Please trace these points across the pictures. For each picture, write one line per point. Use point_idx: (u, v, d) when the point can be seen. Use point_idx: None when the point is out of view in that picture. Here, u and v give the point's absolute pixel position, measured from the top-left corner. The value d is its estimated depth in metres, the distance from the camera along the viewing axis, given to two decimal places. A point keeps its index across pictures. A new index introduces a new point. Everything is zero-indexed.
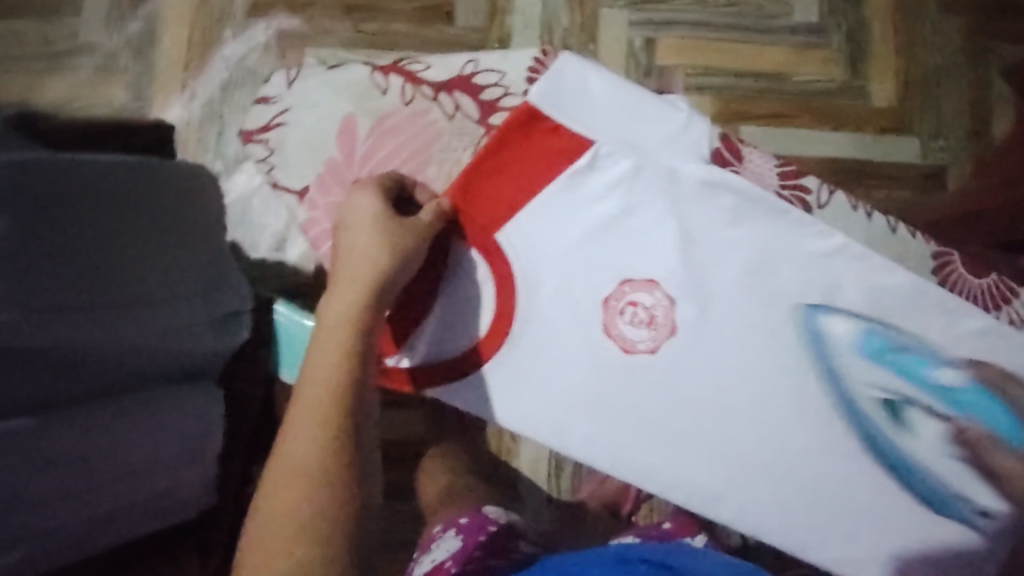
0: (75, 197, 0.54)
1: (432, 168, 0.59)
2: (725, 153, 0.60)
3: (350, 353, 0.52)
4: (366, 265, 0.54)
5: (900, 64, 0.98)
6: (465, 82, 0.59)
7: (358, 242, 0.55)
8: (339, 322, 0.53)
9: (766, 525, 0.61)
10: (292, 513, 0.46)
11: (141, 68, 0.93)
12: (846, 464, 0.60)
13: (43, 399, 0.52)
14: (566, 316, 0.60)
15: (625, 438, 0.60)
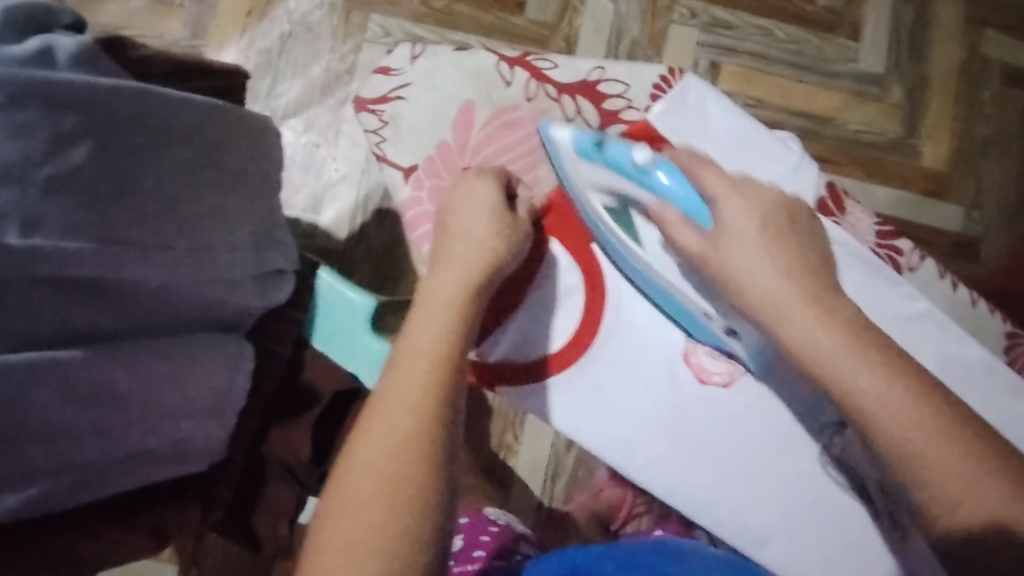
0: (160, 100, 0.41)
1: (544, 168, 0.58)
2: (829, 202, 0.60)
3: (454, 337, 0.46)
4: (477, 246, 0.50)
5: (955, 129, 0.98)
6: (590, 88, 0.59)
7: (472, 222, 0.51)
8: (446, 291, 0.48)
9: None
10: (375, 514, 0.39)
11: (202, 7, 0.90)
12: (895, 532, 0.59)
13: (96, 333, 0.39)
14: (650, 337, 0.59)
15: (687, 465, 0.59)
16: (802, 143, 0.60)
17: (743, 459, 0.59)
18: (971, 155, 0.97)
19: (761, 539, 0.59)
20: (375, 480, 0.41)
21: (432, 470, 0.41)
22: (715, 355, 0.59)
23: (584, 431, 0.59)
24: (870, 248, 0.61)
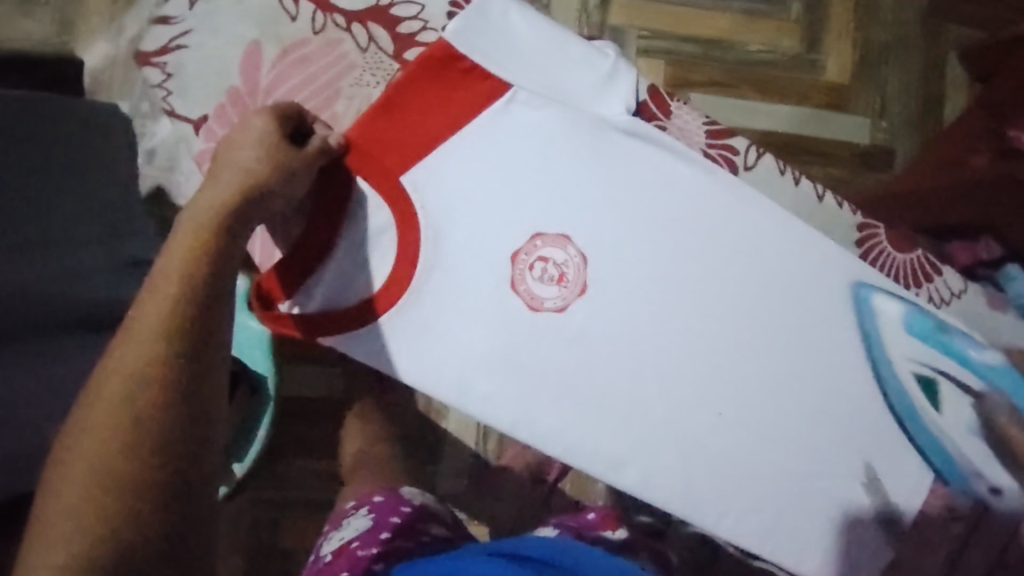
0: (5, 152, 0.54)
1: (340, 104, 0.56)
2: (652, 107, 0.59)
3: (201, 262, 0.44)
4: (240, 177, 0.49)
5: (857, 36, 1.00)
6: (380, 12, 0.55)
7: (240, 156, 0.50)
8: (200, 218, 0.46)
9: (667, 493, 0.59)
10: (100, 454, 0.37)
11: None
12: (738, 435, 0.59)
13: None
14: (475, 266, 0.56)
15: (531, 396, 0.57)
16: (618, 48, 0.57)
17: (585, 383, 0.58)
18: (870, 63, 1.01)
19: (615, 462, 0.58)
20: (102, 417, 0.39)
21: (170, 401, 0.39)
22: (544, 281, 0.57)
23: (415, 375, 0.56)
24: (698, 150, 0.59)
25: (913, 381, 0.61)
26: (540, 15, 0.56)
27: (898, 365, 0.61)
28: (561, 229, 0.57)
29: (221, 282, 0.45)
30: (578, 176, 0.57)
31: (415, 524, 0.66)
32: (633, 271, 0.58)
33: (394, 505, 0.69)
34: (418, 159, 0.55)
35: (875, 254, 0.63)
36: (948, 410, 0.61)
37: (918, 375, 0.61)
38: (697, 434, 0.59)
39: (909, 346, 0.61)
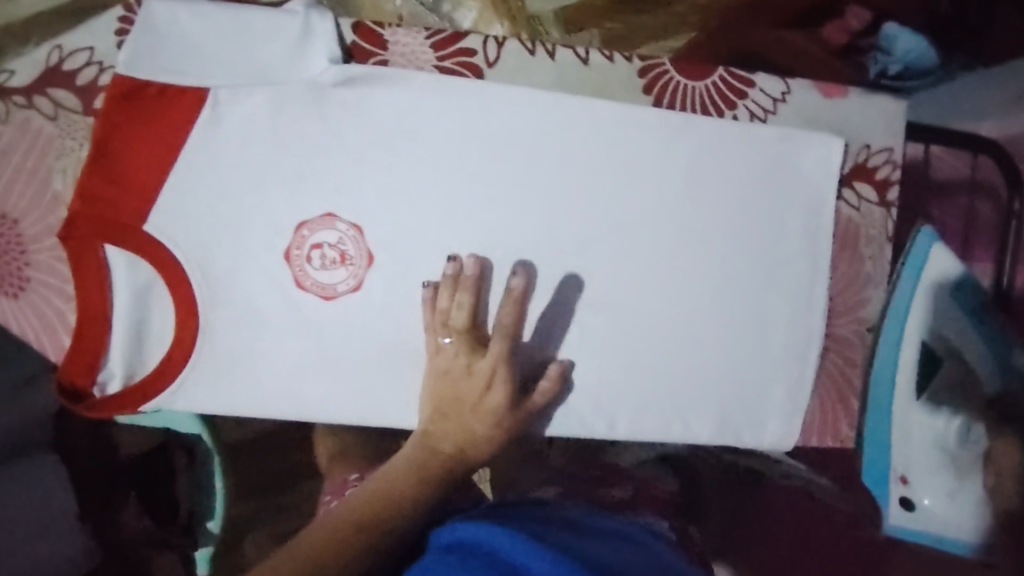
0: None
1: (57, 180, 0.53)
2: (366, 46, 0.54)
3: None
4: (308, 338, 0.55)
5: None
6: (54, 74, 0.53)
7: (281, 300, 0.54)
8: None
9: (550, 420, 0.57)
10: None
11: None
12: (596, 335, 0.57)
13: None
14: (259, 283, 0.54)
15: (369, 380, 0.56)
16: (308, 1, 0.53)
17: (418, 345, 0.56)
18: None
19: None
20: None
21: None
22: (327, 267, 0.54)
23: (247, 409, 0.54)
24: (431, 68, 0.55)
25: (915, 352, 0.57)
26: (208, 5, 0.53)
27: (909, 328, 0.58)
28: (323, 207, 0.54)
29: None
30: (321, 148, 0.54)
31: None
32: (421, 221, 0.55)
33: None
34: (152, 204, 0.53)
35: (667, 95, 0.57)
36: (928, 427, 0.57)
37: (921, 347, 0.57)
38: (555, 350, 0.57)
39: (927, 311, 0.57)
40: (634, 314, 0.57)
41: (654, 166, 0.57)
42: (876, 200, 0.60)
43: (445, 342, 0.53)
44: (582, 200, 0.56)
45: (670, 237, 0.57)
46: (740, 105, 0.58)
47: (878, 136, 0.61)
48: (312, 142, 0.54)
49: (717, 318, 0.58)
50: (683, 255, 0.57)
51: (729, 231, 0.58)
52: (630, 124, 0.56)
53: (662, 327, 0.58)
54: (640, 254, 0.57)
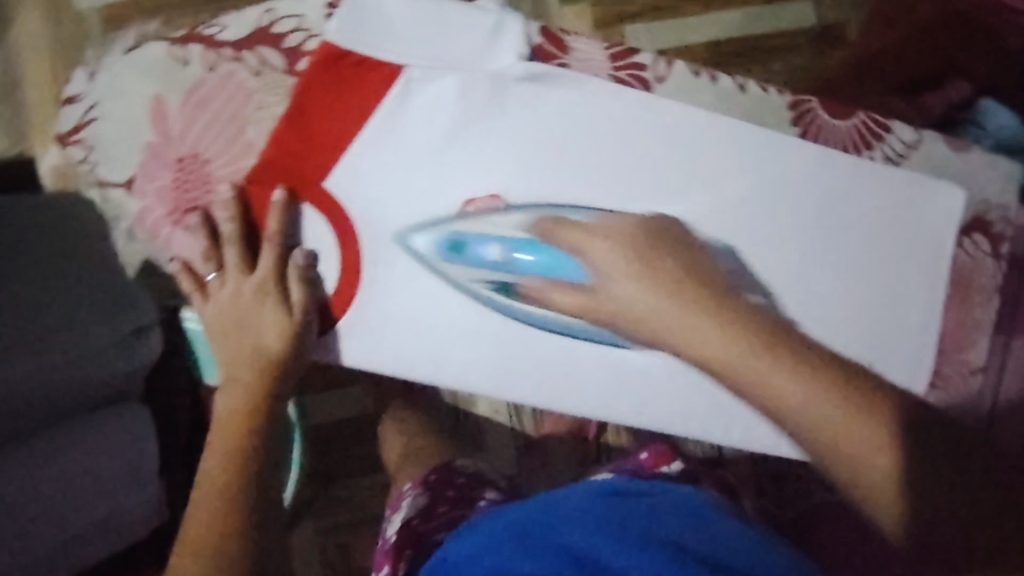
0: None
1: (251, 130, 0.57)
2: (550, 48, 0.59)
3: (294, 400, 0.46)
4: (274, 301, 0.56)
5: None
6: (264, 34, 0.57)
7: (244, 289, 0.57)
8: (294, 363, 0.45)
9: (664, 419, 0.61)
10: None
11: (10, 111, 0.89)
12: None
13: None
14: (424, 250, 0.58)
15: (508, 354, 0.59)
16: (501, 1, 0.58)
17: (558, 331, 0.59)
18: None
19: (606, 397, 0.60)
20: None
21: None
22: None
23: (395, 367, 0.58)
24: (606, 76, 0.59)
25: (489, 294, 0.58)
26: None
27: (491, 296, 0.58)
28: (490, 188, 0.58)
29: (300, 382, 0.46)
30: (496, 134, 0.58)
31: (469, 492, 0.70)
32: (576, 216, 0.58)
33: (448, 477, 0.72)
34: (335, 164, 0.57)
35: (816, 130, 0.62)
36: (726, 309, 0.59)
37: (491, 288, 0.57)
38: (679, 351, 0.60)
39: (462, 270, 0.57)
40: None
41: (798, 192, 0.61)
42: (989, 250, 0.64)
43: (209, 276, 0.58)
44: (726, 213, 0.61)
45: (798, 259, 0.62)
46: (879, 147, 0.62)
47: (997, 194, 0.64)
48: (489, 127, 0.58)
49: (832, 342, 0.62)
50: (807, 278, 0.62)
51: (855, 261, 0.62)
52: (779, 151, 0.60)
53: None
54: (768, 272, 0.61)
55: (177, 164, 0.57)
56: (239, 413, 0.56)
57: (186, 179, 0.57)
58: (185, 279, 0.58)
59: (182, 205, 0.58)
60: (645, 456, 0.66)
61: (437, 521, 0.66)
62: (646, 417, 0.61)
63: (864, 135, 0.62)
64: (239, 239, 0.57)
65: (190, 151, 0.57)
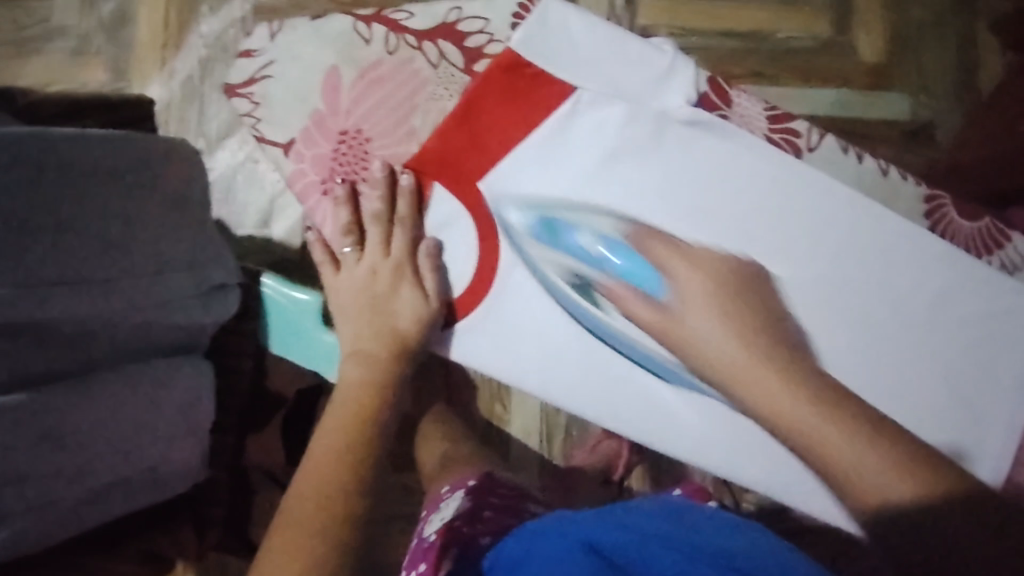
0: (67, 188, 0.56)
1: (417, 118, 0.58)
2: (713, 97, 0.61)
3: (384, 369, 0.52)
4: (409, 286, 0.56)
5: None
6: (448, 30, 0.59)
7: (380, 267, 0.56)
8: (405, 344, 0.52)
9: (755, 474, 0.61)
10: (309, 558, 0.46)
11: (117, 51, 0.86)
12: None
13: (43, 373, 0.56)
14: (557, 265, 0.59)
15: (613, 384, 0.61)
16: (676, 44, 0.60)
17: (668, 371, 0.60)
18: None
19: (706, 443, 0.62)
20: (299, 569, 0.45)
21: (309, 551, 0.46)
22: None
23: (504, 373, 0.61)
24: (761, 135, 0.61)
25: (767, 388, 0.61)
26: (596, 20, 0.60)
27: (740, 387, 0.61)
28: (634, 221, 0.59)
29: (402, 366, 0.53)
30: (649, 171, 0.59)
31: (515, 503, 0.70)
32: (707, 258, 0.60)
33: (495, 483, 0.73)
34: (491, 167, 0.58)
35: (942, 225, 0.63)
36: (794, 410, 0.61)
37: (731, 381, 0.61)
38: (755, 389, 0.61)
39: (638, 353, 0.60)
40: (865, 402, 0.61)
41: (929, 283, 0.61)
42: None
43: (346, 250, 0.57)
44: (853, 289, 0.61)
45: (920, 347, 0.61)
46: (997, 254, 0.63)
47: None
48: (644, 162, 0.59)
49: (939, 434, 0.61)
50: (931, 368, 0.61)
51: (978, 361, 0.61)
52: (915, 239, 0.61)
53: None
54: (886, 355, 0.61)
55: (338, 137, 0.58)
56: (360, 386, 0.55)
57: (345, 152, 0.58)
58: (318, 251, 0.58)
59: (335, 177, 0.58)
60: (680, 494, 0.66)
61: (486, 526, 0.65)
62: (736, 472, 0.62)
63: (988, 239, 0.62)
64: (383, 221, 0.57)
65: (353, 126, 0.58)
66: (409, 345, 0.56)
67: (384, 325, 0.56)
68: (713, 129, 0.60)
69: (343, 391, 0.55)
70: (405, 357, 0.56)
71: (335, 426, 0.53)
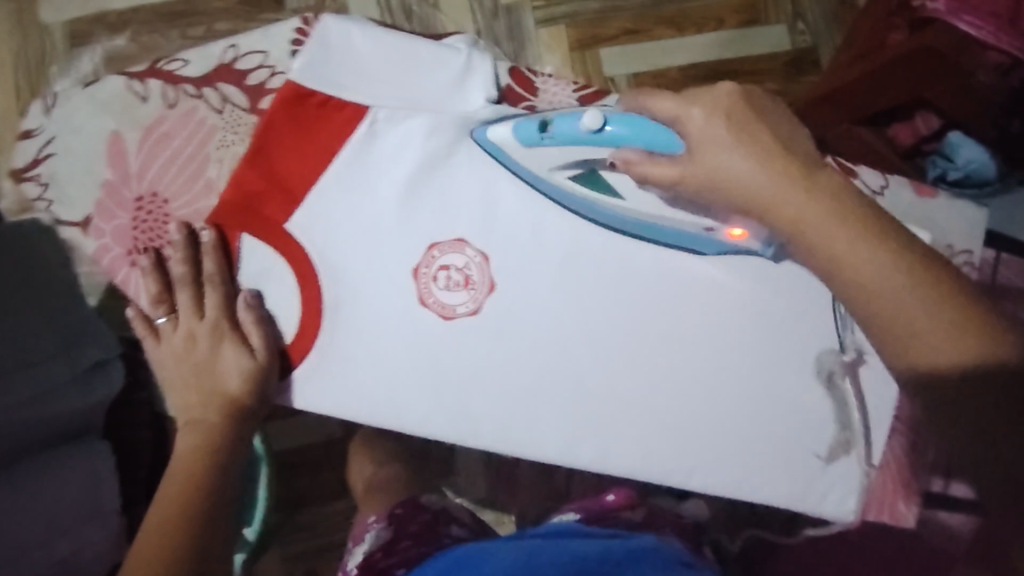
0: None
1: (212, 169, 0.56)
2: (513, 90, 0.61)
3: (213, 433, 0.54)
4: (232, 344, 0.55)
5: None
6: (227, 71, 0.57)
7: (199, 331, 0.55)
8: (221, 401, 0.55)
9: (629, 464, 0.60)
10: None
11: None
12: (686, 392, 0.61)
13: None
14: (387, 290, 0.58)
15: (470, 403, 0.59)
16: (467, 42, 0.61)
17: (523, 378, 0.59)
18: None
19: (575, 440, 0.60)
20: None
21: None
22: (451, 288, 0.58)
23: (364, 413, 0.57)
24: None
25: (583, 190, 0.58)
26: (378, 31, 0.60)
27: (648, 221, 0.59)
28: (454, 233, 0.59)
29: (229, 423, 0.55)
30: (462, 178, 0.59)
31: (434, 526, 0.72)
32: (535, 251, 0.60)
33: (412, 512, 0.74)
34: (297, 207, 0.56)
35: None
36: (634, 197, 0.58)
37: (580, 177, 0.58)
38: (615, 216, 0.59)
39: (536, 155, 0.57)
40: (723, 369, 0.61)
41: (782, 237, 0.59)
42: None
43: (161, 320, 0.56)
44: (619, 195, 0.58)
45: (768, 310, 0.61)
46: None
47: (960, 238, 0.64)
48: (457, 171, 0.58)
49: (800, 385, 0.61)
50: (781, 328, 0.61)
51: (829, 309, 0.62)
52: None
53: (748, 393, 0.61)
54: (735, 320, 0.61)
55: (134, 205, 0.56)
56: (195, 447, 0.54)
57: (145, 220, 0.56)
58: (138, 326, 0.56)
59: (141, 246, 0.56)
60: (611, 498, 0.68)
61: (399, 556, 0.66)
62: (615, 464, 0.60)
63: None
64: (192, 282, 0.55)
65: (148, 190, 0.56)
66: (245, 402, 0.54)
67: (212, 387, 0.55)
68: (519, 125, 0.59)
69: (178, 464, 0.54)
70: (236, 419, 0.55)
71: (169, 505, 0.51)
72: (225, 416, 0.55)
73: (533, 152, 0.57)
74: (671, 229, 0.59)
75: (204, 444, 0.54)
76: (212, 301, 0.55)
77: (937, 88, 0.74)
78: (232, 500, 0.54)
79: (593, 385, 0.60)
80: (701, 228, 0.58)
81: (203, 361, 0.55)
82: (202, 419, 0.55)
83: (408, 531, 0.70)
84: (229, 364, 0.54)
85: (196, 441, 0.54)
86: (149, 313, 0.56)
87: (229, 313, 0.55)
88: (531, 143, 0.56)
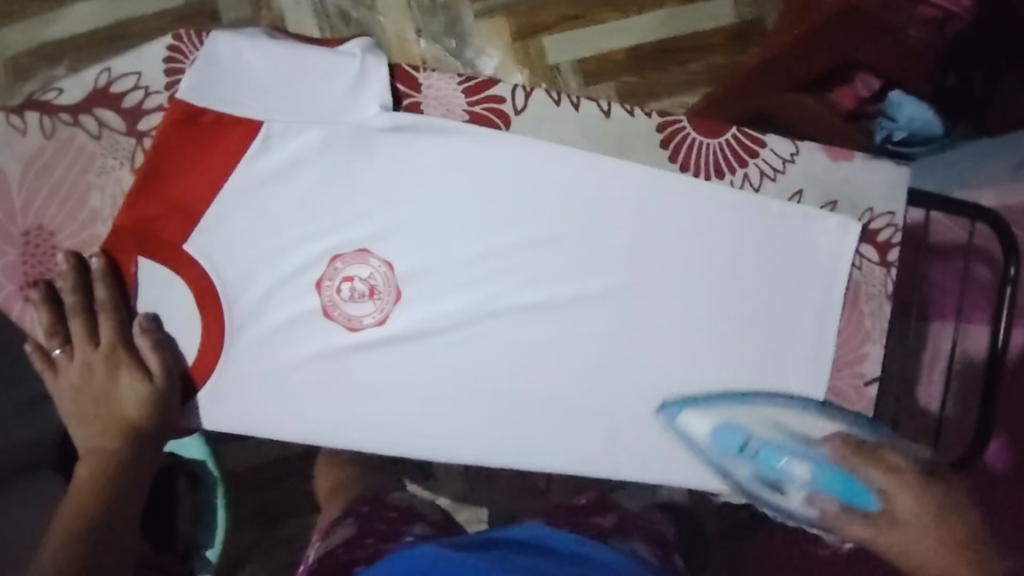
0: None
1: (95, 197, 0.56)
2: (402, 89, 0.58)
3: (110, 459, 0.54)
4: (130, 369, 0.55)
5: None
6: (103, 96, 0.55)
7: (95, 360, 0.55)
8: (120, 427, 0.55)
9: (553, 462, 0.59)
10: None
11: None
12: (609, 385, 0.60)
13: None
14: (289, 306, 0.56)
15: (387, 412, 0.57)
16: (364, 45, 0.56)
17: (438, 383, 0.58)
18: None
19: (498, 440, 0.58)
20: None
21: None
22: (356, 300, 0.57)
23: (278, 430, 0.56)
24: (462, 112, 0.58)
25: (756, 439, 0.59)
26: (270, 42, 0.55)
27: (744, 441, 0.59)
28: (357, 244, 0.57)
29: (129, 448, 0.55)
30: (365, 189, 0.57)
31: (399, 525, 0.66)
32: (444, 257, 0.58)
33: (379, 509, 0.69)
34: (195, 227, 0.55)
35: (684, 152, 0.61)
36: (784, 490, 0.58)
37: (755, 441, 0.59)
38: (732, 462, 0.59)
39: (751, 418, 0.59)
40: (642, 358, 0.60)
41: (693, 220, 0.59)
42: (877, 259, 0.62)
43: (56, 352, 0.55)
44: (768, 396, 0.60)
45: (688, 296, 0.60)
46: (751, 164, 0.61)
47: (880, 199, 0.62)
48: (356, 180, 0.56)
49: (726, 366, 0.60)
50: (710, 316, 0.60)
51: (750, 290, 0.60)
52: (659, 177, 0.59)
53: (672, 380, 0.60)
54: (654, 309, 0.60)
55: (22, 240, 0.55)
56: (91, 472, 0.53)
57: (34, 254, 0.55)
58: (35, 360, 0.55)
59: (32, 280, 0.55)
60: (581, 500, 0.67)
61: (358, 551, 0.61)
62: (542, 462, 0.59)
63: (733, 154, 0.61)
64: (83, 311, 0.55)
65: (34, 225, 0.55)
66: (144, 426, 0.55)
67: (111, 414, 0.55)
68: (424, 129, 0.56)
69: (72, 492, 0.53)
70: (135, 444, 0.55)
71: (66, 529, 0.50)
72: (124, 442, 0.55)
73: (734, 416, 0.59)
74: (719, 439, 0.59)
75: (102, 468, 0.53)
76: (105, 329, 0.55)
77: (873, 46, 0.67)
78: (129, 524, 0.53)
79: (510, 383, 0.59)
80: (850, 511, 0.56)
81: (99, 388, 0.55)
82: (99, 446, 0.54)
83: (373, 527, 0.66)
84: (127, 388, 0.54)
85: (94, 467, 0.53)
86: (43, 345, 0.55)
87: (125, 340, 0.55)
88: (735, 412, 0.59)
